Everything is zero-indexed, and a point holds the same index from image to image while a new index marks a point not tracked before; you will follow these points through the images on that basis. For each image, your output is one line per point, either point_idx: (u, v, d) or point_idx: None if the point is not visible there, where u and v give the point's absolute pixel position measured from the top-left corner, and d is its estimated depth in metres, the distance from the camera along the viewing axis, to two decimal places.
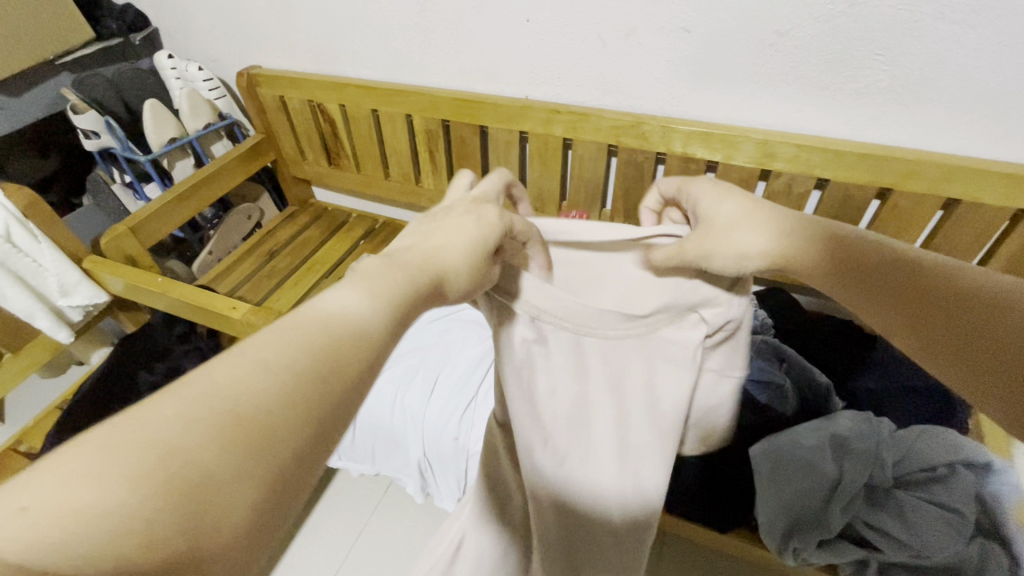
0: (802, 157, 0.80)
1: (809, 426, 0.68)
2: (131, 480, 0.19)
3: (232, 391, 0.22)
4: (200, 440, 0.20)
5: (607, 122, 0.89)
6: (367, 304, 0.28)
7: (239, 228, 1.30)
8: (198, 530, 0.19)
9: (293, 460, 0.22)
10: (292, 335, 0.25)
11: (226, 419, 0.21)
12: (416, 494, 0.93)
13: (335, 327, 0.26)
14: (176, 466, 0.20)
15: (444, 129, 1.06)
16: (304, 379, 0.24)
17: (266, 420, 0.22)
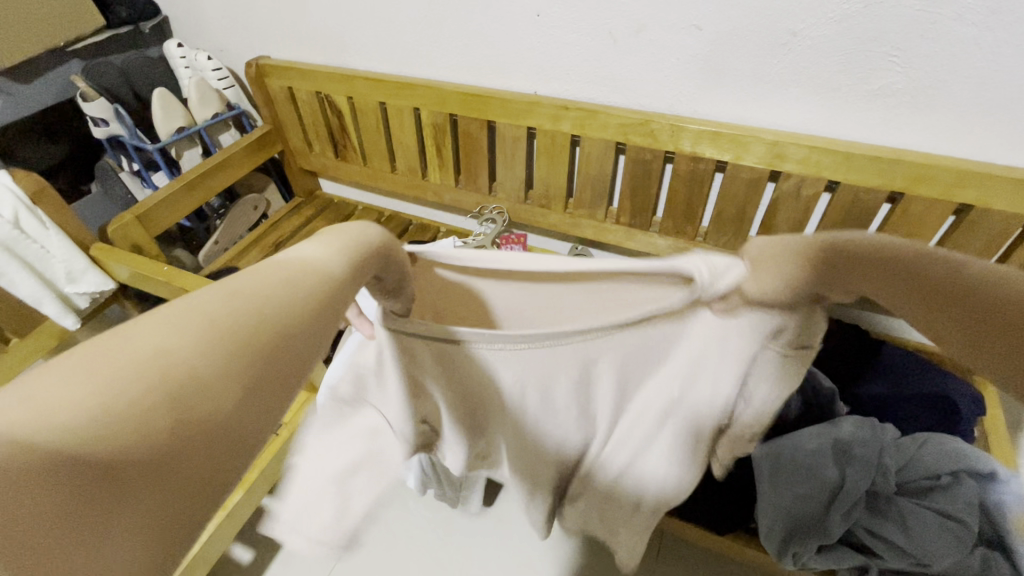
0: (812, 158, 0.79)
1: (811, 432, 0.68)
2: (136, 367, 0.21)
3: (213, 310, 0.25)
4: (184, 343, 0.23)
5: (616, 120, 0.88)
6: (326, 253, 0.31)
7: (245, 219, 1.30)
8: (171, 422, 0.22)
9: (258, 378, 0.25)
10: (265, 276, 0.27)
11: (208, 329, 0.24)
12: (416, 488, 0.94)
13: (304, 275, 0.28)
14: (177, 355, 0.22)
15: (451, 124, 1.05)
16: (272, 301, 0.26)
17: (240, 336, 0.24)
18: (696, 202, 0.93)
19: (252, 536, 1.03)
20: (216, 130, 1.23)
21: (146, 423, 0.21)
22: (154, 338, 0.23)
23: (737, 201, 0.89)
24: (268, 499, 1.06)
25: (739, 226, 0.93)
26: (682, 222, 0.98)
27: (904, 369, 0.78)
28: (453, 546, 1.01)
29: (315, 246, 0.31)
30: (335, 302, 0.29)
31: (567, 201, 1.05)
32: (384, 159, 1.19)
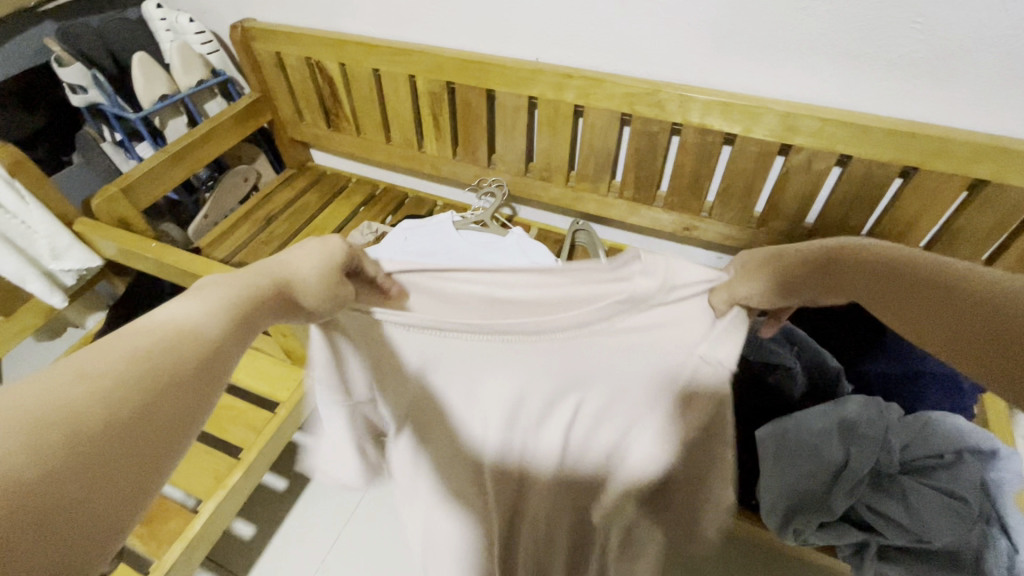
0: (825, 131, 0.76)
1: (817, 409, 0.68)
2: (66, 393, 0.23)
3: (39, 407, 0.23)
4: (51, 419, 0.22)
5: (622, 89, 0.84)
6: (194, 307, 0.31)
7: (235, 191, 1.26)
8: (59, 478, 0.22)
9: (142, 449, 0.25)
10: (52, 392, 0.23)
11: (130, 362, 0.26)
12: None
13: (230, 301, 0.33)
14: (92, 395, 0.24)
15: (448, 92, 1.01)
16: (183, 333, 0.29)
17: (117, 433, 0.24)
18: (702, 176, 0.91)
19: (254, 511, 1.03)
20: (202, 98, 1.18)
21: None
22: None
23: (744, 175, 0.87)
24: (268, 475, 1.06)
25: (745, 201, 0.91)
26: (689, 197, 0.95)
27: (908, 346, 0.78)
28: None
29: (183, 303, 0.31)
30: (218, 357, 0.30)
31: (570, 173, 1.03)
32: (378, 130, 1.15)
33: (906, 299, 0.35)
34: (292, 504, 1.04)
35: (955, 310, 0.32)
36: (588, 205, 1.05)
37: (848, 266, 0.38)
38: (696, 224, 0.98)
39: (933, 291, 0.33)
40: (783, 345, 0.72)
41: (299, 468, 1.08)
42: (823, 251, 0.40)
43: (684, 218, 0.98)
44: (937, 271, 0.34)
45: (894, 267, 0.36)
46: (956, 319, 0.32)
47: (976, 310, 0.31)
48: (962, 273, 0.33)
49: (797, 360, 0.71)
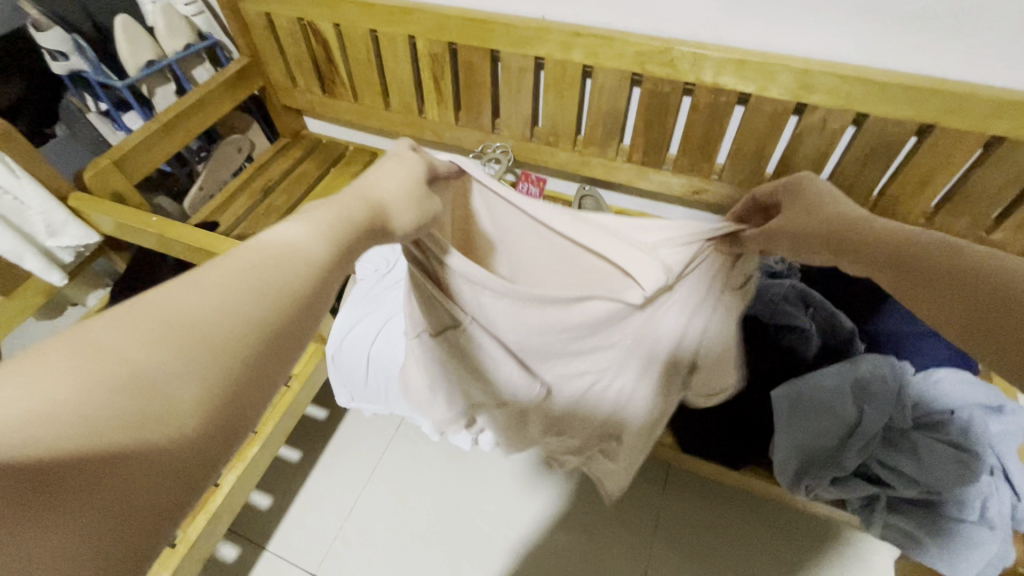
0: (842, 89, 0.74)
1: (831, 369, 0.68)
2: (171, 317, 0.23)
3: (160, 325, 0.22)
4: (152, 348, 0.22)
5: (632, 48, 0.81)
6: (306, 232, 0.29)
7: (230, 162, 1.23)
8: (156, 397, 0.21)
9: (244, 374, 0.24)
10: (166, 298, 0.23)
11: (242, 283, 0.25)
12: (431, 433, 0.96)
13: (335, 228, 0.30)
14: (195, 322, 0.23)
15: (450, 54, 0.97)
16: (289, 265, 0.27)
17: (220, 352, 0.23)
18: (713, 138, 0.89)
19: (269, 482, 1.04)
20: (189, 64, 1.12)
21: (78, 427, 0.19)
22: (113, 337, 0.21)
23: (756, 137, 0.86)
24: (282, 448, 1.07)
25: (756, 162, 0.90)
26: (698, 159, 0.94)
27: None
28: (468, 485, 1.04)
29: (297, 226, 0.30)
30: (323, 293, 0.28)
31: (576, 138, 1.00)
32: (376, 95, 1.11)
33: (914, 269, 0.34)
34: (307, 474, 1.05)
35: (946, 271, 0.32)
36: (595, 170, 1.03)
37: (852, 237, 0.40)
38: (704, 188, 0.97)
39: (918, 256, 0.34)
40: (798, 309, 0.72)
41: (312, 440, 1.09)
42: (853, 218, 0.41)
43: (694, 181, 0.97)
44: (940, 242, 0.34)
45: (904, 240, 0.36)
46: (956, 292, 0.31)
47: (963, 275, 0.32)
48: (975, 253, 0.32)
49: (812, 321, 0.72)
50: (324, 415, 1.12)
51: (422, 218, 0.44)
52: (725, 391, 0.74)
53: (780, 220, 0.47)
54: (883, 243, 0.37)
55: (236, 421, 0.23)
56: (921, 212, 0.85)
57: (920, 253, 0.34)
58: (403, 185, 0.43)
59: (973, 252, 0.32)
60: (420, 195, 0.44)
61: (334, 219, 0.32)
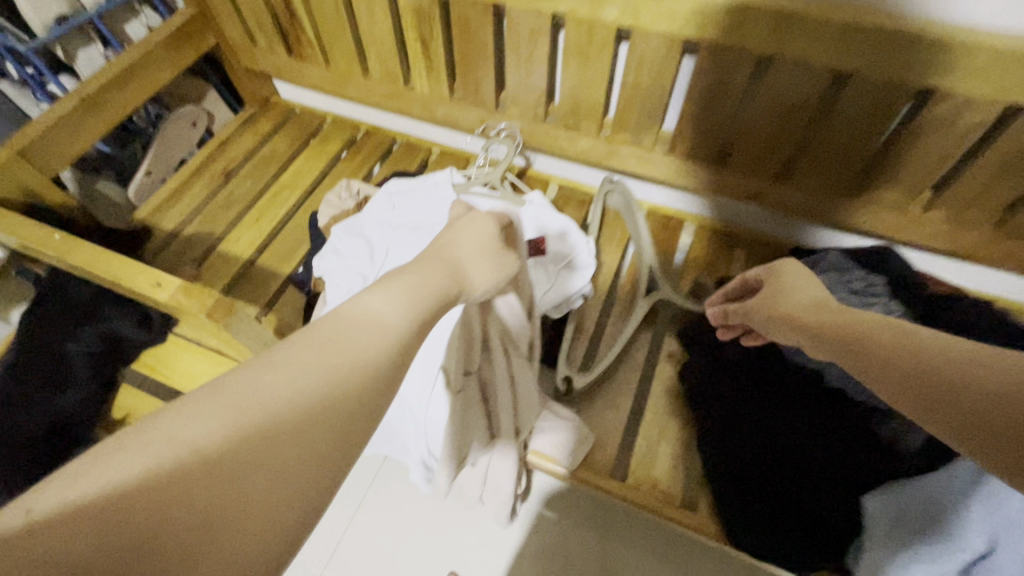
0: (993, 74, 0.52)
1: (949, 478, 0.49)
2: (267, 392, 0.31)
3: (261, 393, 0.30)
4: (243, 421, 0.29)
5: (689, 5, 0.58)
6: (381, 311, 0.39)
7: (183, 139, 1.02)
8: (254, 460, 0.28)
9: (321, 439, 0.31)
10: (247, 382, 0.31)
11: (319, 362, 0.33)
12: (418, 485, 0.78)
13: (408, 304, 0.41)
14: (282, 395, 0.31)
15: (441, 7, 0.74)
16: (360, 344, 0.35)
17: (291, 424, 0.30)
18: (787, 131, 0.67)
19: None
20: (118, 17, 0.90)
21: (183, 487, 0.26)
22: (194, 424, 0.28)
23: (847, 134, 0.64)
24: None
25: (841, 165, 0.68)
26: (761, 156, 0.72)
27: None
28: (465, 529, 0.90)
29: (373, 304, 0.39)
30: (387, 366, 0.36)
31: (604, 120, 0.78)
32: (352, 59, 0.89)
33: (882, 369, 0.37)
34: None
35: (934, 381, 0.33)
36: (625, 161, 0.82)
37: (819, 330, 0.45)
38: (766, 192, 0.76)
39: (909, 367, 0.35)
40: None
41: None
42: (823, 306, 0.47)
43: (754, 183, 0.76)
44: (932, 349, 0.35)
45: (901, 344, 0.37)
46: (920, 383, 0.34)
47: (957, 387, 0.32)
48: (928, 345, 0.36)
49: None
50: None
51: (494, 280, 0.56)
52: (790, 484, 0.57)
53: (816, 318, 0.46)
54: (881, 348, 0.38)
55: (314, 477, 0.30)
56: None
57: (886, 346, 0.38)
58: (473, 250, 0.55)
59: (961, 361, 0.33)
60: (496, 254, 0.57)
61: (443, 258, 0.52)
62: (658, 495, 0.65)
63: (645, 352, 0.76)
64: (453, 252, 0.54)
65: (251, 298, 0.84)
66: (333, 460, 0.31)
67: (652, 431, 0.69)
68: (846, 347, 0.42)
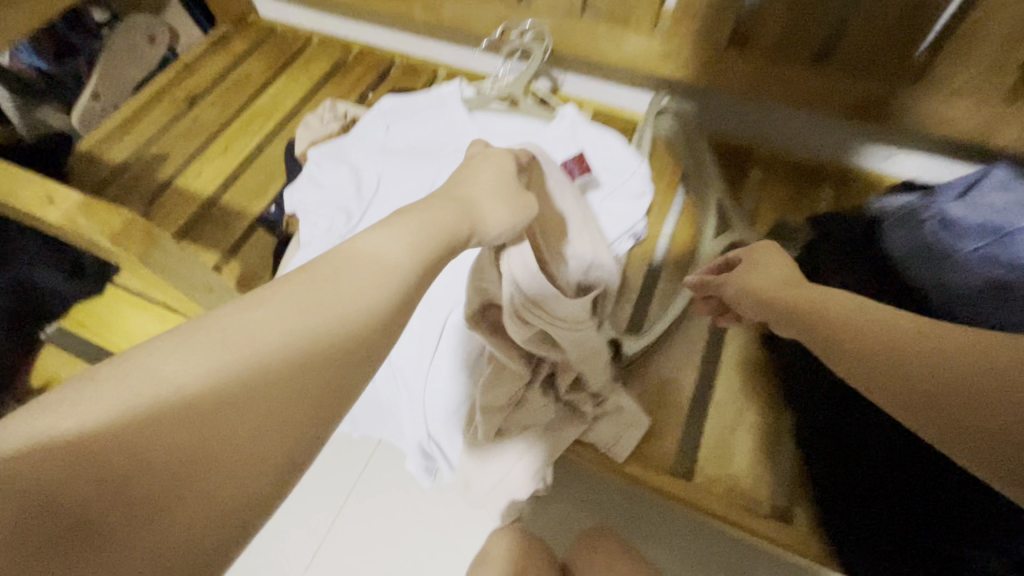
0: None
1: None
2: (246, 338, 0.24)
3: (238, 339, 0.24)
4: (213, 370, 0.23)
5: None
6: (387, 247, 0.30)
7: (138, 59, 0.85)
8: (219, 423, 0.23)
9: (306, 400, 0.25)
10: (236, 320, 0.25)
11: (310, 308, 0.26)
12: (418, 476, 0.62)
13: (421, 241, 0.32)
14: (262, 344, 0.25)
15: None
16: (360, 286, 0.28)
17: (283, 370, 0.25)
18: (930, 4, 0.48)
19: None
20: None
21: (156, 432, 0.22)
22: (174, 363, 0.23)
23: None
24: None
25: (1006, 55, 0.48)
26: (882, 48, 0.53)
27: None
28: (475, 528, 0.73)
29: (378, 239, 0.31)
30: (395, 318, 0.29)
31: (660, 9, 0.59)
32: None
33: (893, 367, 0.30)
34: None
35: (919, 381, 0.28)
36: (684, 69, 0.63)
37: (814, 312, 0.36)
38: (880, 102, 0.57)
39: (884, 362, 0.30)
40: None
41: None
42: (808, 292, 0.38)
43: (864, 92, 0.56)
44: (901, 340, 0.30)
45: (856, 343, 0.32)
46: (941, 388, 0.27)
47: (927, 368, 0.28)
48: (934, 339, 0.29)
49: None
50: None
51: (513, 222, 0.40)
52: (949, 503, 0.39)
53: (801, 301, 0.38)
54: (876, 342, 0.31)
55: (309, 430, 0.25)
56: None
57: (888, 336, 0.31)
58: (490, 184, 0.40)
59: (974, 353, 0.27)
60: (513, 193, 0.41)
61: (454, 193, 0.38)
62: (736, 501, 0.48)
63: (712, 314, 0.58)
64: (466, 186, 0.39)
65: (209, 243, 0.67)
66: (320, 424, 0.25)
67: (726, 416, 0.52)
68: (838, 334, 0.33)
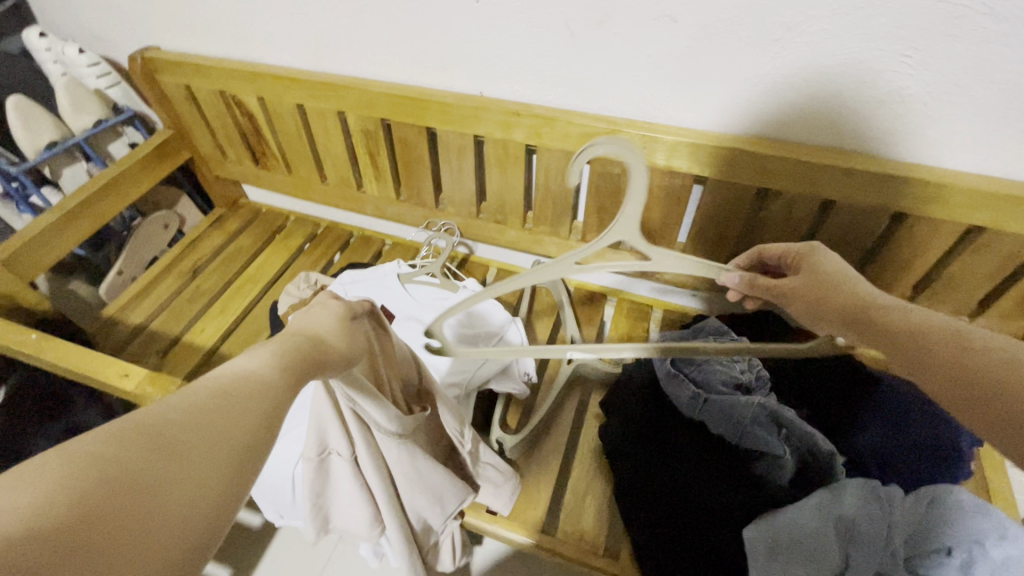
0: (805, 175, 0.68)
1: (809, 504, 0.60)
2: (160, 423, 0.28)
3: (155, 421, 0.28)
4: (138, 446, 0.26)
5: (577, 129, 0.74)
6: (263, 362, 0.36)
7: (155, 240, 1.13)
8: (140, 495, 0.25)
9: (216, 481, 0.28)
10: (152, 413, 0.28)
11: (217, 400, 0.31)
12: (370, 558, 0.83)
13: (285, 358, 0.38)
14: (183, 425, 0.28)
15: (386, 129, 0.90)
16: (255, 386, 0.33)
17: (207, 441, 0.28)
18: (672, 220, 0.82)
19: None
20: (103, 140, 1.03)
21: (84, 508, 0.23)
22: (103, 446, 0.25)
23: (717, 220, 0.78)
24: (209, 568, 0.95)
25: (719, 247, 0.82)
26: (658, 240, 0.86)
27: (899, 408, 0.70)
28: None
29: (251, 358, 0.36)
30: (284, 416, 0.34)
31: (526, 215, 0.92)
32: (312, 169, 1.03)
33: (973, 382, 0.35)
34: None
35: (985, 388, 0.34)
36: (548, 248, 0.95)
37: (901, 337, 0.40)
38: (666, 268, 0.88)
39: (956, 379, 0.36)
40: (771, 434, 0.62)
41: (242, 553, 0.98)
42: (867, 299, 0.44)
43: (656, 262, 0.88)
44: (944, 335, 0.38)
45: (902, 326, 0.40)
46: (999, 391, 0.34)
47: (990, 394, 0.34)
48: (984, 353, 0.36)
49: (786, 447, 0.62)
50: (258, 521, 1.01)
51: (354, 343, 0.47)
52: (694, 528, 0.64)
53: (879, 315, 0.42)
54: (963, 362, 0.36)
55: (227, 496, 0.28)
56: (899, 296, 0.78)
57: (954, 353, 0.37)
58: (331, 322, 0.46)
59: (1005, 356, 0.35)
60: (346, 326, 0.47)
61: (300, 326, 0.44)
62: (586, 544, 0.72)
63: (573, 412, 0.85)
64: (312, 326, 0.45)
65: None
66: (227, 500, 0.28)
67: (580, 487, 0.77)
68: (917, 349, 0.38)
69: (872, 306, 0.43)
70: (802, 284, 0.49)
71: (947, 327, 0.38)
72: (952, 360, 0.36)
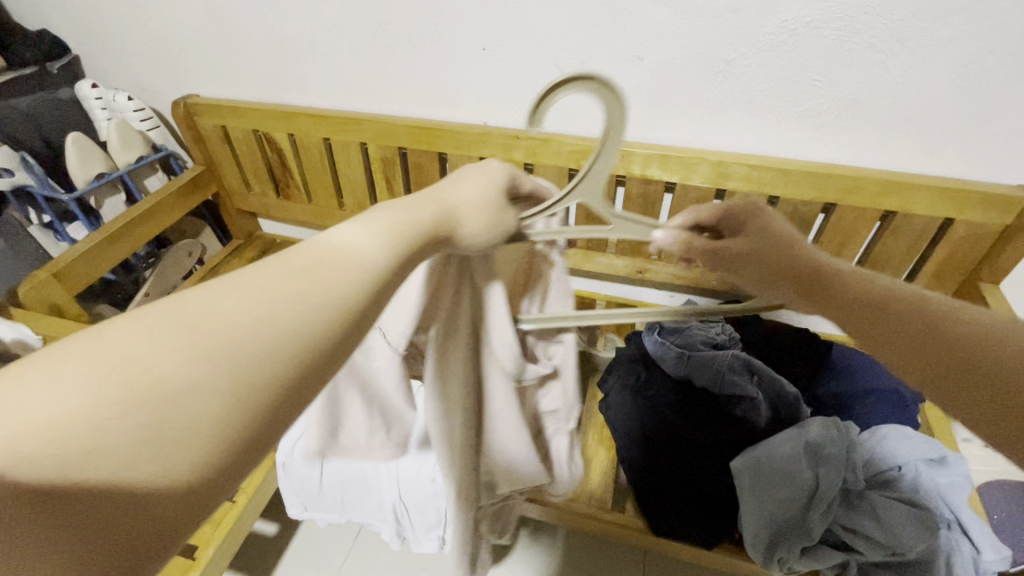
0: (754, 175, 0.84)
1: (783, 435, 0.71)
2: (216, 320, 0.24)
3: (208, 321, 0.24)
4: (184, 354, 0.22)
5: (568, 147, 0.90)
6: (367, 238, 0.30)
7: (179, 266, 1.21)
8: (159, 418, 0.21)
9: (257, 408, 0.24)
10: (203, 307, 0.24)
11: (284, 292, 0.26)
12: (392, 540, 0.89)
13: (394, 236, 0.31)
14: (237, 329, 0.24)
15: (400, 157, 1.04)
16: (336, 281, 0.28)
17: (258, 355, 0.24)
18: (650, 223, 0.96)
19: None
20: (142, 174, 1.15)
21: (99, 427, 0.20)
22: (141, 341, 0.22)
23: None
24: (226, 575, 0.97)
25: None
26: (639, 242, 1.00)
27: (849, 365, 0.83)
28: None
29: (358, 229, 0.31)
30: (364, 322, 0.29)
31: None
32: (330, 196, 1.15)
33: (925, 349, 0.31)
34: None
35: (945, 356, 0.30)
36: None
37: (869, 304, 0.35)
38: (648, 267, 1.02)
39: (916, 341, 0.31)
40: (744, 378, 0.75)
41: (257, 560, 1.00)
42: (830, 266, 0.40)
43: (638, 262, 1.02)
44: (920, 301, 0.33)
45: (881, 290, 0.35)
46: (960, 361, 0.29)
47: (942, 355, 0.30)
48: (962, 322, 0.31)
49: (759, 390, 0.75)
50: (273, 529, 1.03)
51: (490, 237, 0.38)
52: (690, 469, 0.74)
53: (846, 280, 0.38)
54: (929, 325, 0.32)
55: (267, 420, 0.24)
56: None
57: (928, 319, 0.32)
58: (476, 196, 0.38)
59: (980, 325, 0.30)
60: (497, 205, 0.38)
61: (444, 194, 0.37)
62: (596, 501, 0.80)
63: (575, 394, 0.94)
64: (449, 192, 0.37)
65: None
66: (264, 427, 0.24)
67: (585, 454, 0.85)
68: (886, 312, 0.34)
69: (825, 271, 0.40)
70: (750, 247, 0.45)
71: (920, 295, 0.34)
72: (923, 325, 0.32)
